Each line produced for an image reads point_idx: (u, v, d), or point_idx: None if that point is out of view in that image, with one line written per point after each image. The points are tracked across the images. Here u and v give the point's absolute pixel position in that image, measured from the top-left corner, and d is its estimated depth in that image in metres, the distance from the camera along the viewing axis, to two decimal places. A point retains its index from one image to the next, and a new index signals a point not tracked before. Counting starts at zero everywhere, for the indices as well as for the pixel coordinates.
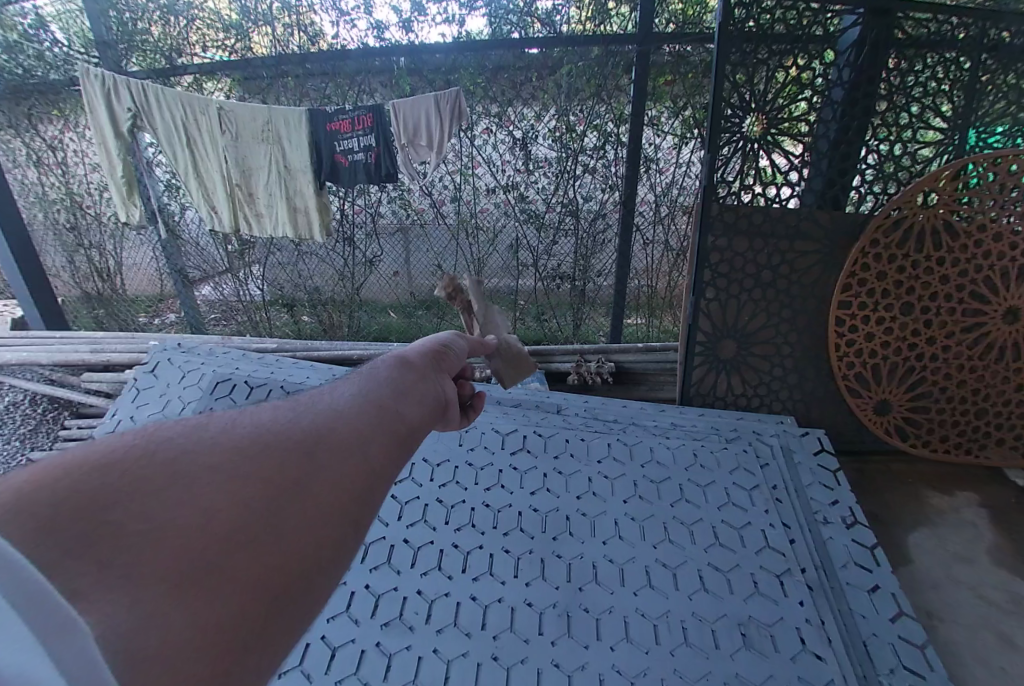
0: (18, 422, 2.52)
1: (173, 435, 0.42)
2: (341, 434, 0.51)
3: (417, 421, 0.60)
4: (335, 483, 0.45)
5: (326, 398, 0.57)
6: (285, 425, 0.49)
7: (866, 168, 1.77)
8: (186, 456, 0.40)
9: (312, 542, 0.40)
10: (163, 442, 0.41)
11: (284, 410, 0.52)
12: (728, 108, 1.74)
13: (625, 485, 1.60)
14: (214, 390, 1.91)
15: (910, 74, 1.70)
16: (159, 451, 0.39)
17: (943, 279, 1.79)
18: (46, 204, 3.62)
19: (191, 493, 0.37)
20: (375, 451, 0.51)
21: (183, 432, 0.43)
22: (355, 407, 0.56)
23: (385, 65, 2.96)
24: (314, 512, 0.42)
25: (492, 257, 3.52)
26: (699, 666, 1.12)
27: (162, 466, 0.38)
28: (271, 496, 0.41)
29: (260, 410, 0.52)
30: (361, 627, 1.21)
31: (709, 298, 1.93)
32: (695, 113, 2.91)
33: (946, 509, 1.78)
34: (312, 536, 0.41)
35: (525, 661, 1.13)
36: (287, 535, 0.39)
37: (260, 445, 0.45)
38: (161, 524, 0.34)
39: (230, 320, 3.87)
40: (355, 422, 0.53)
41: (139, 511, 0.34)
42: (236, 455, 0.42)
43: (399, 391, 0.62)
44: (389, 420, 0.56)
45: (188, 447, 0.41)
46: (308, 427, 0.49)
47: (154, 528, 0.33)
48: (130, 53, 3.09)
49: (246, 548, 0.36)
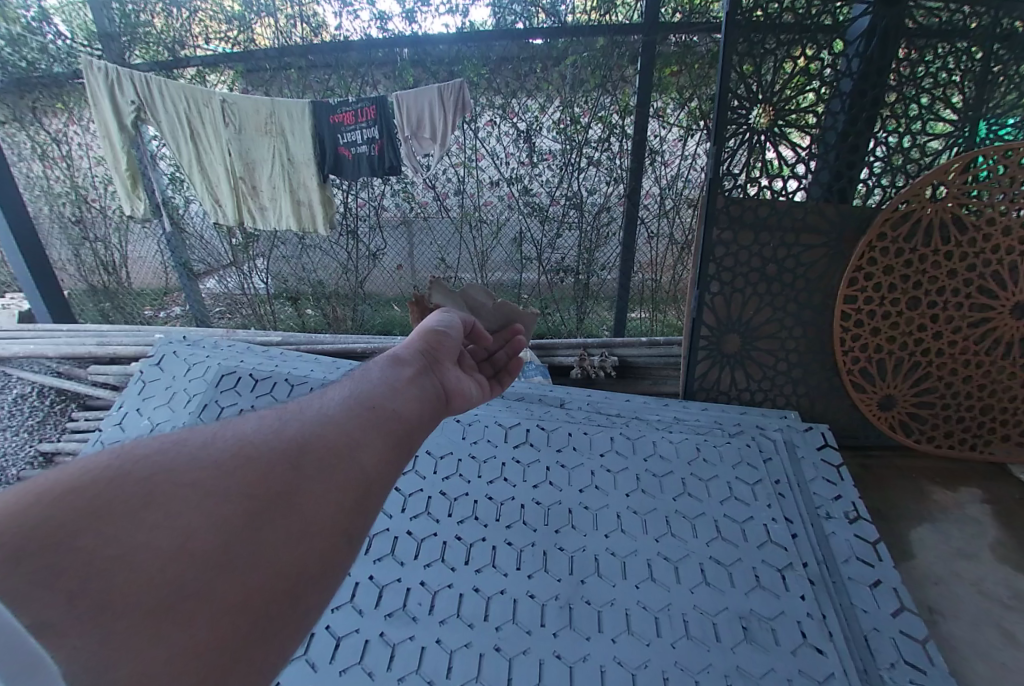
0: (27, 413, 2.55)
1: (162, 454, 0.45)
2: (325, 449, 0.54)
3: (405, 432, 0.63)
4: (317, 501, 0.48)
5: (315, 409, 0.60)
6: (271, 442, 0.52)
7: (874, 160, 1.74)
8: (170, 479, 0.43)
9: (288, 559, 0.43)
10: (149, 464, 0.43)
11: (273, 425, 0.55)
12: (735, 99, 1.72)
13: (627, 479, 1.61)
14: (219, 382, 1.93)
15: (921, 64, 1.67)
16: (147, 473, 0.42)
17: (950, 273, 1.77)
18: (51, 198, 3.63)
19: (172, 519, 0.39)
20: (360, 466, 0.54)
21: (171, 451, 0.46)
22: (341, 420, 0.58)
23: (388, 56, 2.94)
24: (294, 530, 0.45)
25: (495, 251, 3.51)
26: (701, 659, 1.13)
27: (148, 491, 0.41)
28: (252, 518, 0.44)
29: (248, 426, 0.55)
30: (365, 617, 1.23)
31: (713, 292, 1.92)
32: (701, 105, 2.88)
33: (950, 505, 1.78)
34: (291, 554, 0.44)
35: (527, 652, 1.15)
36: (265, 556, 0.42)
37: (245, 464, 0.48)
38: (142, 544, 0.37)
39: (235, 313, 3.88)
40: (342, 435, 0.56)
41: (124, 530, 0.37)
42: (222, 473, 0.46)
43: (388, 401, 0.65)
44: (376, 433, 0.59)
45: (174, 468, 0.44)
46: (294, 443, 0.52)
47: (135, 549, 0.36)
48: (132, 45, 3.08)
49: (225, 570, 0.39)
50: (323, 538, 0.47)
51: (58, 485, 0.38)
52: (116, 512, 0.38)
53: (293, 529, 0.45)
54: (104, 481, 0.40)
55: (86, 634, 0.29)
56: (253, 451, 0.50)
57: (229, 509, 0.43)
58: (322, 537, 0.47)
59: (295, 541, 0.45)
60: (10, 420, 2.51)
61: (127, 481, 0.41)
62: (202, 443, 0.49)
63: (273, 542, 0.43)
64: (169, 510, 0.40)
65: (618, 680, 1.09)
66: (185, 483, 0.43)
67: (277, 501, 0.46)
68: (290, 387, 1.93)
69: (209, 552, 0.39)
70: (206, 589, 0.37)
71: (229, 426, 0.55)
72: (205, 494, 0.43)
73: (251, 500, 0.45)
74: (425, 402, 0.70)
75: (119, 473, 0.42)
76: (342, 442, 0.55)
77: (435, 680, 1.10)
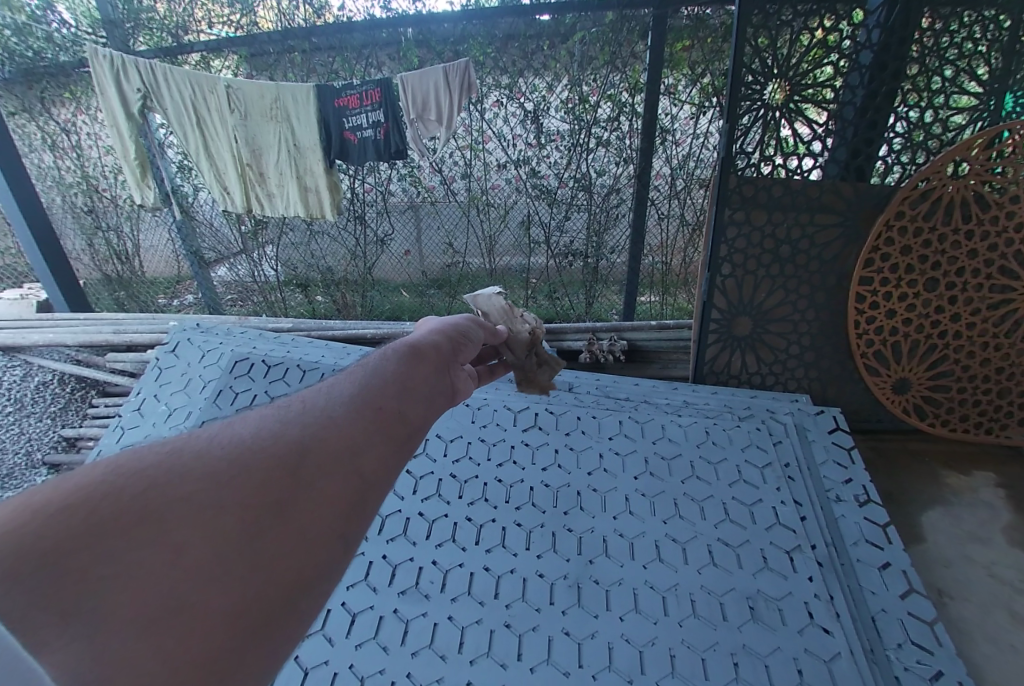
0: (49, 400, 2.63)
1: (161, 457, 0.44)
2: (330, 447, 0.52)
3: (413, 428, 0.61)
4: (319, 504, 0.47)
5: (319, 404, 0.58)
6: (273, 442, 0.50)
7: (893, 137, 1.68)
8: (169, 484, 0.41)
9: (294, 563, 0.42)
10: (143, 468, 0.41)
11: (277, 420, 0.54)
12: (749, 74, 1.66)
13: (636, 461, 1.62)
14: (232, 369, 1.96)
15: (946, 34, 1.59)
16: (141, 479, 0.40)
17: (971, 253, 1.72)
18: (63, 188, 3.67)
19: (170, 527, 0.38)
20: (363, 467, 0.53)
21: (170, 454, 0.44)
22: (348, 418, 0.57)
23: (392, 37, 2.88)
24: (300, 535, 0.44)
25: (503, 235, 3.48)
26: (707, 637, 1.15)
27: (145, 498, 0.39)
28: (257, 522, 0.42)
29: (249, 424, 0.53)
30: (379, 594, 1.27)
31: (724, 274, 1.89)
32: (714, 80, 2.79)
33: (963, 489, 1.76)
34: (296, 561, 0.43)
35: (537, 629, 1.18)
36: (270, 563, 0.41)
37: (245, 466, 0.46)
38: (139, 557, 0.35)
39: (246, 300, 3.92)
40: (346, 434, 0.55)
41: (120, 541, 0.36)
42: (223, 474, 0.44)
43: (396, 395, 0.63)
44: (382, 432, 0.57)
45: (174, 472, 0.42)
46: (298, 443, 0.51)
47: (133, 562, 0.35)
48: (136, 32, 3.06)
49: (226, 580, 0.38)
50: (329, 542, 0.47)
51: (51, 493, 0.37)
52: (112, 520, 0.37)
53: (297, 534, 0.44)
54: (97, 487, 0.38)
55: (79, 659, 0.28)
56: (255, 452, 0.48)
57: (230, 514, 0.42)
58: (331, 540, 0.47)
59: (298, 548, 0.43)
60: (33, 407, 2.59)
61: (123, 486, 0.39)
62: (201, 444, 0.47)
63: (277, 549, 0.42)
64: (168, 517, 0.39)
65: (626, 657, 1.12)
66: (184, 486, 0.41)
67: (279, 505, 0.45)
68: (301, 373, 1.95)
69: (208, 563, 0.38)
70: (205, 600, 0.36)
71: (230, 423, 0.53)
72: (204, 500, 0.41)
73: (252, 505, 0.43)
74: (434, 397, 0.69)
75: (115, 478, 0.40)
76: (347, 442, 0.54)
77: (448, 655, 1.14)
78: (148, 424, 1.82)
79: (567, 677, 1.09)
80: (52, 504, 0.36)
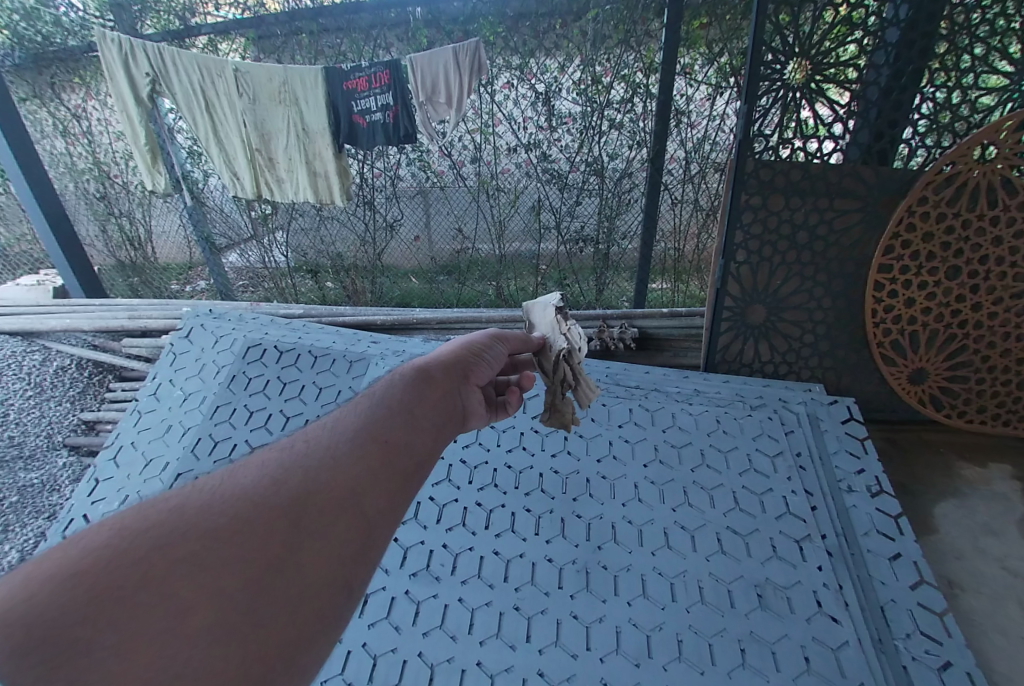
0: (68, 384, 2.69)
1: (167, 514, 0.45)
2: (332, 491, 0.54)
3: (411, 468, 0.63)
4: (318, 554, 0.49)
5: (323, 445, 0.60)
6: (278, 489, 0.52)
7: (919, 118, 1.62)
8: (174, 543, 0.42)
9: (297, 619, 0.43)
10: (148, 526, 0.43)
11: (278, 466, 0.55)
12: (769, 52, 1.59)
13: (645, 448, 1.63)
14: (246, 355, 1.99)
15: (977, 10, 1.51)
16: (146, 539, 0.42)
17: (996, 240, 1.68)
18: (76, 175, 3.69)
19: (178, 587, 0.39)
20: (363, 510, 0.55)
21: (175, 510, 0.46)
22: (350, 461, 0.59)
23: (400, 16, 2.84)
24: (303, 585, 0.46)
25: (513, 220, 3.45)
26: (715, 623, 1.16)
27: (150, 560, 0.40)
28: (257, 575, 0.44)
29: (251, 472, 0.54)
30: (391, 575, 1.29)
31: (739, 261, 1.86)
32: (732, 60, 2.71)
33: (978, 481, 1.74)
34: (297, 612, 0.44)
35: (545, 612, 1.20)
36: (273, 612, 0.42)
37: (250, 518, 0.48)
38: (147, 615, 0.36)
39: (257, 286, 3.94)
40: (348, 479, 0.56)
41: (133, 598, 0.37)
42: (226, 531, 0.46)
43: (398, 432, 0.65)
44: (385, 479, 0.59)
45: (179, 531, 0.44)
46: (301, 490, 0.53)
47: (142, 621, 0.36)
48: (144, 15, 3.02)
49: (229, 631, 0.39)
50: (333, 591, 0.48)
51: (64, 557, 0.38)
52: (123, 582, 0.38)
53: (298, 586, 0.45)
54: (104, 549, 0.39)
55: None
56: (259, 502, 0.50)
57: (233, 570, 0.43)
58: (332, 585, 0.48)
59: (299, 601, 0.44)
60: (54, 390, 2.66)
61: (132, 550, 0.41)
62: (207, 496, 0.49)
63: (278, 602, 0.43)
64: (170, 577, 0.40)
65: (633, 640, 1.14)
66: (190, 545, 0.43)
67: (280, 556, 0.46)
68: (313, 359, 1.98)
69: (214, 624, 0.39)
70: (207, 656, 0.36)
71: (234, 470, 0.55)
72: (207, 559, 0.42)
73: (256, 562, 0.45)
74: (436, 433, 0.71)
75: (119, 538, 0.41)
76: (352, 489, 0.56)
77: (458, 635, 1.17)
78: (164, 408, 1.86)
79: (575, 658, 1.11)
80: (63, 566, 0.37)
